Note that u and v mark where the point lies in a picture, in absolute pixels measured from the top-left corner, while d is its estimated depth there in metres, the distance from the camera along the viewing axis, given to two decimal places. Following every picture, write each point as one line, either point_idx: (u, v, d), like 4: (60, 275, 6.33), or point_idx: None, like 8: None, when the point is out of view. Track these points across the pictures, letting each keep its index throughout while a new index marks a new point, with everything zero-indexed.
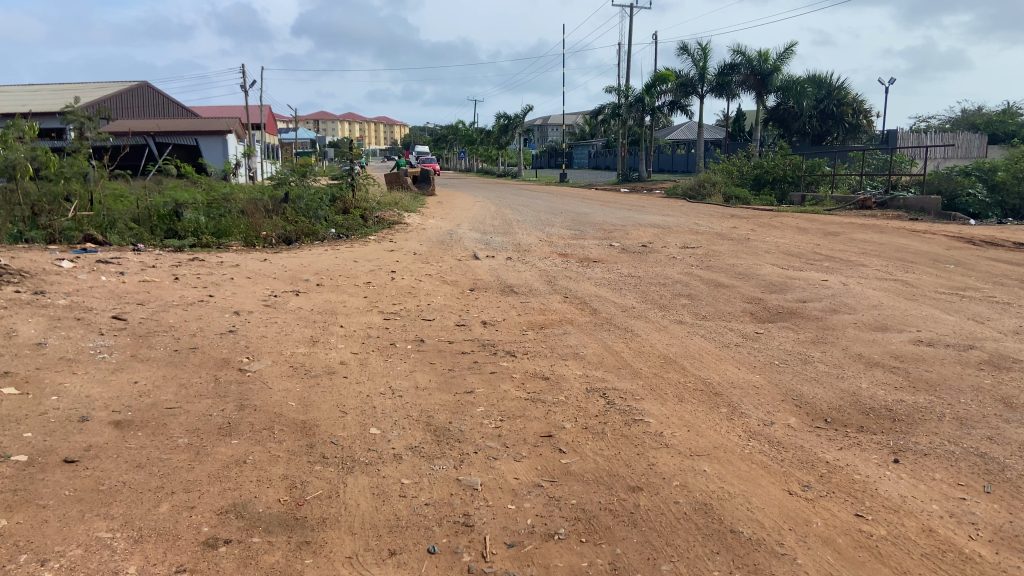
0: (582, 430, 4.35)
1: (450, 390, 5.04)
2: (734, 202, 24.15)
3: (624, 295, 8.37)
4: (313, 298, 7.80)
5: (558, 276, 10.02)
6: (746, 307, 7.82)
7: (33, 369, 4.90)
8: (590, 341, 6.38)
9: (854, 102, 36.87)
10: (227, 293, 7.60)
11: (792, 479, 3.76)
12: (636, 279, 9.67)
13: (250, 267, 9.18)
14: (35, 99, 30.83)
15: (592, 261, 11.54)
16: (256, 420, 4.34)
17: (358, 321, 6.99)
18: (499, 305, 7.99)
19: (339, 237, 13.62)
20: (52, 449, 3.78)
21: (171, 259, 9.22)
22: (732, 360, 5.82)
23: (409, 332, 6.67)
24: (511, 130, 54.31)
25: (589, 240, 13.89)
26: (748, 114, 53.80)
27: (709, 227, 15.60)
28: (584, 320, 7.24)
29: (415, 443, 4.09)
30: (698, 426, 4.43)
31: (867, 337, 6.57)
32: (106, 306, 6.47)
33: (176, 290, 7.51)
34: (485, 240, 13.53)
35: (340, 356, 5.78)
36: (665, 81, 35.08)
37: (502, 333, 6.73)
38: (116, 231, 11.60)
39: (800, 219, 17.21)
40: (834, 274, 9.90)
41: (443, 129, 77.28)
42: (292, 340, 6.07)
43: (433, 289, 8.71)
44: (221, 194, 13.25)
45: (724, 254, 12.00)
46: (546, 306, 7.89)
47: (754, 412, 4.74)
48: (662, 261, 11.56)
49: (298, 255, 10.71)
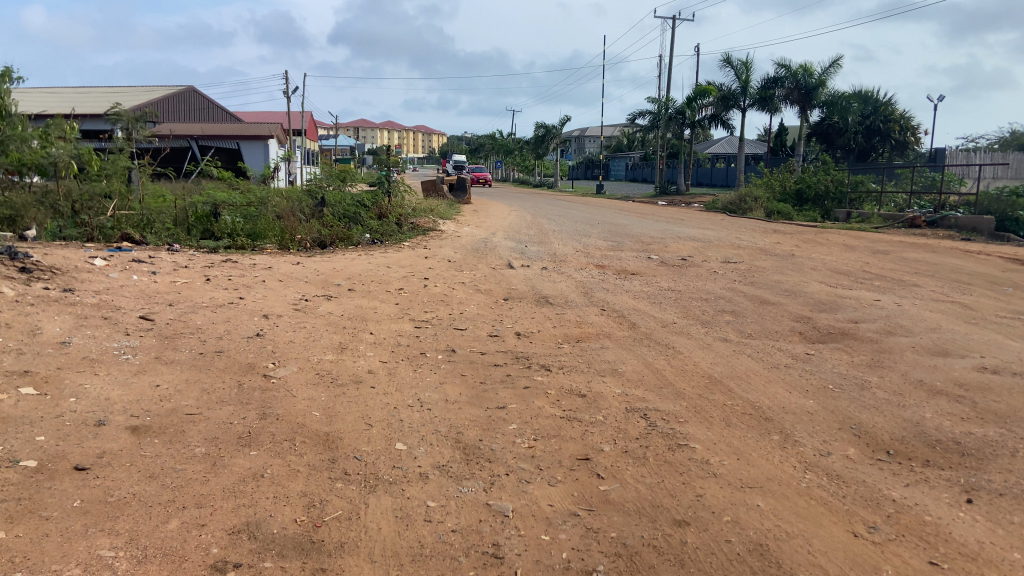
0: (621, 453, 4.06)
1: (481, 405, 4.78)
2: (776, 217, 23.70)
3: (665, 309, 8.06)
4: (344, 304, 7.62)
5: (595, 287, 9.75)
6: (794, 325, 7.46)
7: (54, 369, 4.79)
8: (630, 356, 6.07)
9: (902, 118, 36.09)
10: (257, 296, 7.45)
11: (856, 519, 3.42)
12: (676, 292, 9.35)
13: (282, 270, 9.04)
14: (84, 101, 31.52)
15: (630, 274, 11.25)
16: (278, 431, 4.12)
17: (388, 328, 6.78)
18: (534, 316, 7.74)
19: (374, 242, 13.49)
20: (64, 455, 3.62)
21: (204, 259, 9.15)
22: (781, 383, 5.46)
23: (441, 341, 6.44)
24: (549, 142, 53.98)
25: (627, 252, 13.58)
26: (791, 130, 53.01)
27: (752, 242, 15.15)
28: (622, 334, 6.92)
29: (443, 461, 3.83)
30: (748, 455, 4.11)
31: (927, 362, 6.16)
32: (134, 306, 6.35)
33: (207, 291, 7.38)
34: (521, 249, 13.33)
35: (368, 364, 5.55)
36: (706, 95, 34.79)
37: (537, 345, 6.48)
38: (153, 230, 11.68)
39: (846, 236, 16.72)
40: (886, 293, 9.46)
41: (481, 139, 77.60)
42: (320, 346, 5.86)
43: (467, 298, 8.50)
44: (260, 195, 13.20)
45: (768, 270, 11.62)
46: (583, 319, 7.60)
47: (809, 441, 4.43)
48: (704, 275, 11.24)
49: (332, 259, 10.64)
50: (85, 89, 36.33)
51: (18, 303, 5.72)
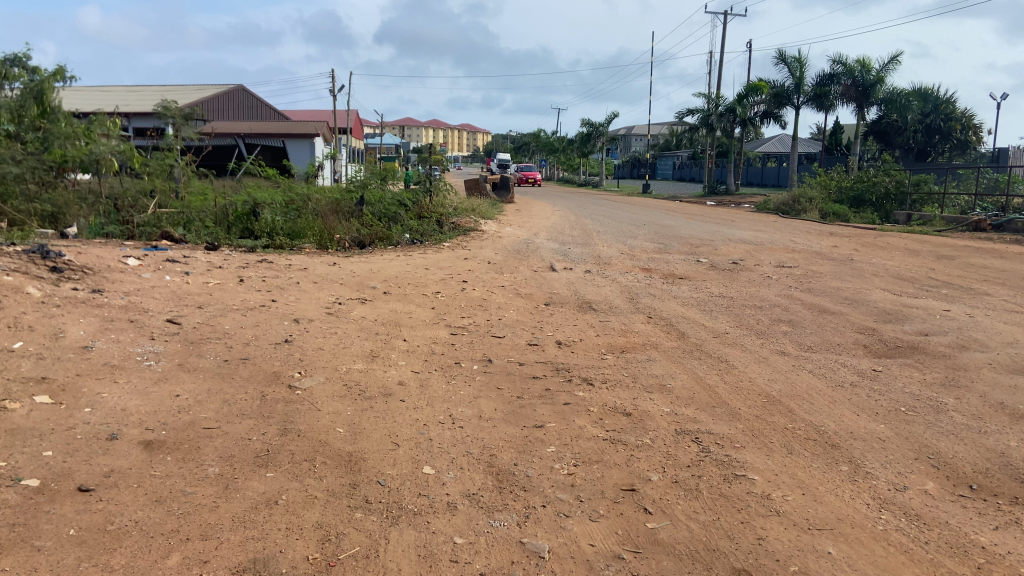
0: (671, 484, 3.67)
1: (517, 423, 4.43)
2: (831, 219, 22.87)
3: (716, 318, 7.61)
4: (378, 308, 7.36)
5: (642, 292, 9.34)
6: (857, 338, 6.94)
7: (73, 376, 4.62)
8: (679, 370, 5.65)
9: (965, 117, 34.49)
10: (290, 299, 7.23)
11: (944, 572, 2.98)
12: (727, 299, 8.88)
13: (318, 271, 8.84)
14: (137, 100, 32.17)
15: (678, 278, 10.80)
16: (298, 450, 3.83)
17: (423, 335, 6.48)
18: (576, 324, 7.36)
19: (413, 243, 13.26)
20: (69, 474, 3.42)
21: (241, 259, 8.99)
22: (846, 405, 4.99)
23: (477, 350, 6.12)
24: (595, 141, 53.23)
25: (674, 255, 13.11)
26: (846, 129, 51.47)
27: (807, 246, 14.49)
28: (670, 345, 6.50)
29: (474, 489, 3.49)
30: (814, 489, 3.69)
31: (1008, 381, 5.61)
32: (163, 308, 6.18)
33: (239, 293, 7.20)
34: (564, 251, 12.97)
35: (400, 375, 5.24)
36: (758, 93, 34.12)
37: (579, 356, 6.11)
38: (192, 228, 11.65)
39: (908, 240, 15.94)
40: (956, 303, 8.83)
41: (526, 137, 77.29)
42: (350, 353, 5.58)
43: (507, 302, 8.16)
44: (301, 194, 13.07)
45: (826, 275, 11.04)
46: (628, 327, 7.20)
47: (882, 473, 3.97)
48: (756, 280, 10.72)
49: (371, 259, 10.43)
50: (138, 88, 37.15)
51: (44, 305, 5.59)
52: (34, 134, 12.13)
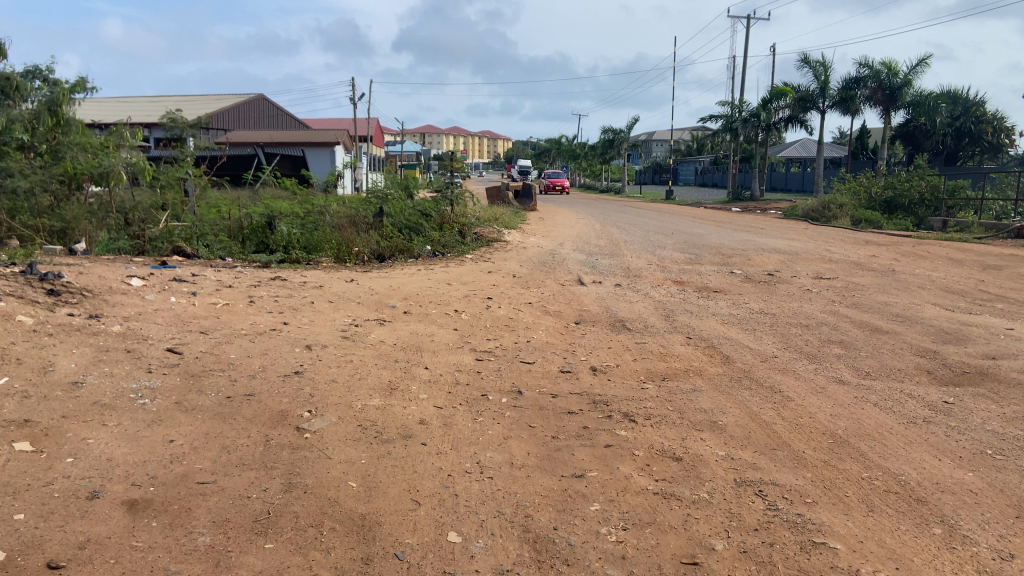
0: (739, 555, 3.10)
1: (554, 473, 3.88)
2: (863, 225, 22.13)
3: (761, 339, 7.03)
4: (397, 330, 6.86)
5: (676, 308, 8.79)
6: (919, 362, 6.33)
7: (58, 418, 4.17)
8: (729, 402, 5.08)
9: (995, 119, 33.55)
10: (303, 321, 6.77)
11: None
12: (769, 316, 8.29)
13: (334, 288, 8.38)
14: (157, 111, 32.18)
15: (713, 292, 10.22)
16: (303, 511, 3.33)
17: (445, 361, 5.97)
18: (610, 346, 6.81)
19: (435, 255, 12.73)
20: (38, 546, 2.97)
21: (254, 276, 8.56)
22: (925, 447, 4.38)
23: (505, 379, 5.59)
24: (617, 147, 52.61)
25: (706, 266, 12.52)
26: (873, 133, 50.42)
27: (844, 255, 13.82)
28: (716, 372, 5.92)
29: (507, 565, 2.97)
30: (910, 562, 3.11)
31: None
32: (165, 335, 5.73)
33: (248, 315, 6.76)
34: (590, 262, 12.43)
35: (421, 412, 4.71)
36: (782, 97, 33.41)
37: (617, 385, 5.56)
38: (206, 243, 11.26)
39: (950, 248, 15.22)
40: (1016, 319, 8.18)
41: (546, 144, 76.92)
42: (366, 386, 5.06)
43: (535, 322, 7.64)
44: (318, 206, 12.67)
45: (870, 289, 10.41)
46: (667, 350, 6.63)
47: (984, 537, 3.38)
48: (796, 294, 10.12)
49: (389, 274, 9.99)
50: (160, 99, 37.26)
51: (35, 334, 5.18)
52: (47, 146, 11.85)
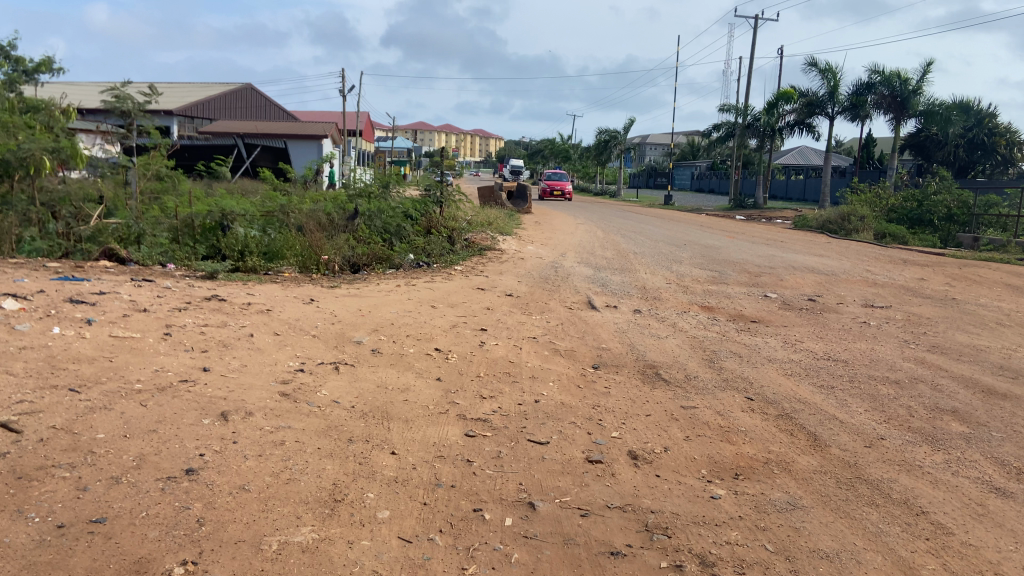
0: None
1: None
2: (886, 240, 20.48)
3: (849, 406, 5.26)
4: (359, 381, 5.04)
5: (718, 347, 7.02)
6: None
7: None
8: (858, 538, 3.28)
9: (1008, 132, 32.34)
10: (232, 367, 4.93)
11: None
12: (839, 364, 6.53)
13: (285, 313, 6.53)
14: None
15: (752, 323, 8.46)
16: None
17: (422, 440, 4.15)
18: (649, 411, 5.01)
19: (418, 265, 10.90)
20: None
21: (184, 295, 6.71)
22: None
23: (510, 477, 3.77)
24: (613, 148, 50.87)
25: (734, 287, 10.75)
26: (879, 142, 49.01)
27: (888, 277, 12.11)
28: (810, 467, 4.12)
29: None
30: None
31: None
32: (9, 397, 3.88)
33: (155, 356, 4.91)
34: (600, 279, 10.66)
35: (377, 557, 2.89)
36: (788, 100, 31.85)
37: (676, 490, 3.76)
38: (145, 243, 9.41)
39: (1000, 271, 13.54)
40: None
41: (541, 144, 75.23)
42: (297, 499, 3.24)
43: (543, 368, 5.81)
44: (283, 204, 10.80)
45: (940, 324, 8.68)
46: (727, 422, 4.83)
47: None
48: (855, 328, 8.38)
49: (360, 291, 8.17)
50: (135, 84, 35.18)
51: None
52: None
